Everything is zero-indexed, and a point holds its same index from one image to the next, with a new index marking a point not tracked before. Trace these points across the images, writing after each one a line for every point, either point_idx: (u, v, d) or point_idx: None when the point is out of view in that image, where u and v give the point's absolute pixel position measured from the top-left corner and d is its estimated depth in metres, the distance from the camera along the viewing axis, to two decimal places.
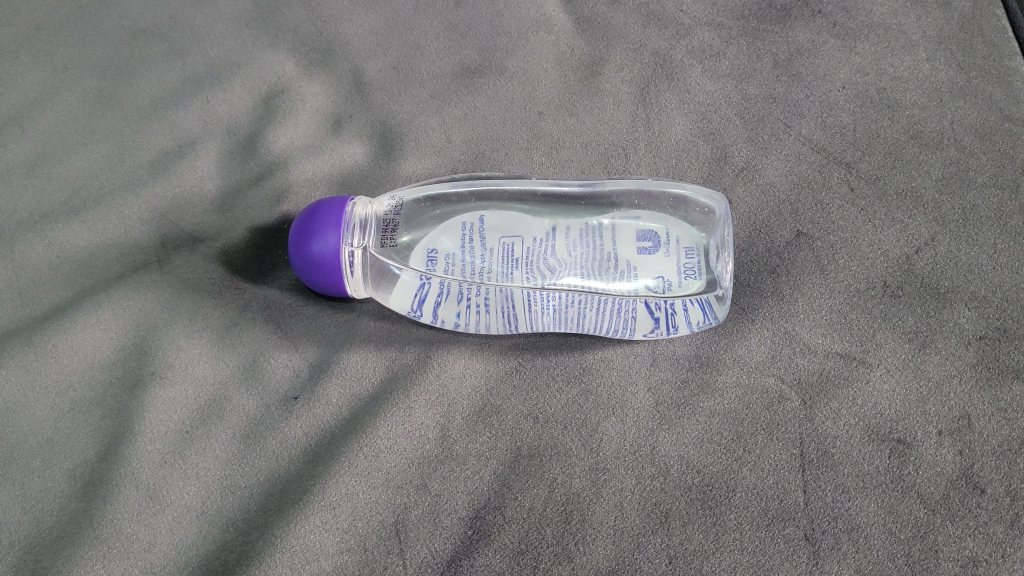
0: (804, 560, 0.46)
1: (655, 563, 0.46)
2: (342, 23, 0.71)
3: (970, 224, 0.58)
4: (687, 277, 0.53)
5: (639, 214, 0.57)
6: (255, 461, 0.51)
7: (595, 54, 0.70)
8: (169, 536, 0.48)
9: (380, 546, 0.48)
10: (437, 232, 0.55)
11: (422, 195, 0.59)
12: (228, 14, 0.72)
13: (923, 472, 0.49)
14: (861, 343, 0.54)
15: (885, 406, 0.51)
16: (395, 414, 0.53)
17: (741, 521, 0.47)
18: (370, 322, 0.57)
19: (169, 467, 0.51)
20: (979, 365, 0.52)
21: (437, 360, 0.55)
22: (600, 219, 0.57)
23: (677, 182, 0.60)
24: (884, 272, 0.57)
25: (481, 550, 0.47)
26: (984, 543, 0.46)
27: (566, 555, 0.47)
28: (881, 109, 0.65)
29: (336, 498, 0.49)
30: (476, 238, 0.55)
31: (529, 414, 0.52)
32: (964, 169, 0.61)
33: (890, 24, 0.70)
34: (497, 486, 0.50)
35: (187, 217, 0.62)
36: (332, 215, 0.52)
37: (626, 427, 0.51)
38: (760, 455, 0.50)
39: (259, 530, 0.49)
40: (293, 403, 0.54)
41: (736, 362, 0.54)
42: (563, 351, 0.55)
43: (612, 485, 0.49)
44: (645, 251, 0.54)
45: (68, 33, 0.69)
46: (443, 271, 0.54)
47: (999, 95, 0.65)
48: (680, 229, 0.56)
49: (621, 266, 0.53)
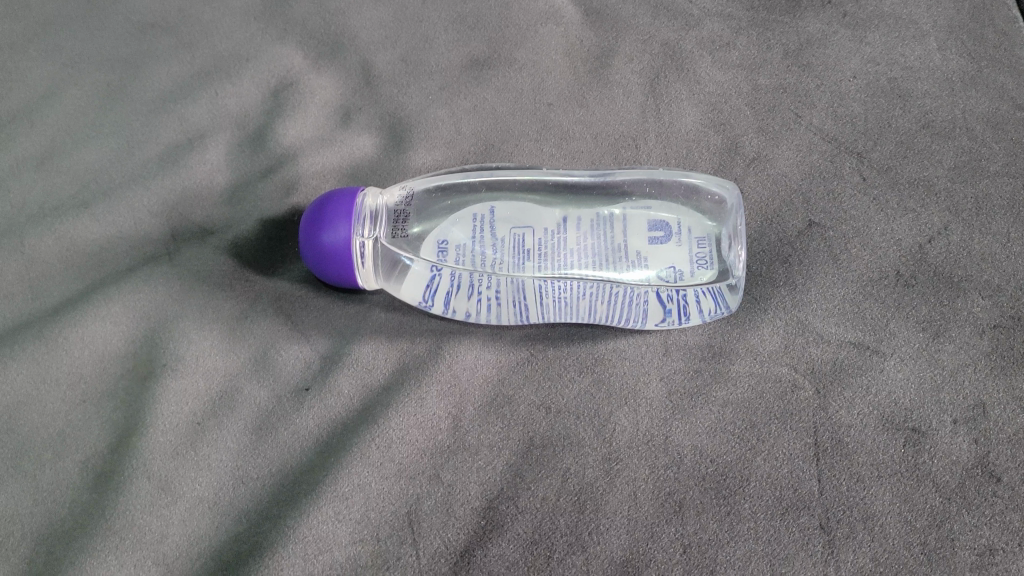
0: (819, 548, 0.46)
1: (670, 552, 0.46)
2: (351, 15, 0.71)
3: (983, 213, 0.58)
4: (699, 266, 0.53)
5: (650, 204, 0.56)
6: (267, 452, 0.51)
7: (603, 45, 0.70)
8: (182, 527, 0.48)
9: (393, 537, 0.48)
10: (448, 222, 0.55)
11: (433, 186, 0.59)
12: (236, 7, 0.71)
13: (938, 460, 0.49)
14: (874, 332, 0.54)
15: (899, 394, 0.51)
16: (406, 406, 0.52)
17: (756, 510, 0.47)
18: (380, 313, 0.57)
19: (182, 458, 0.51)
20: (993, 354, 0.52)
21: (448, 351, 0.55)
22: (611, 208, 0.57)
23: (687, 173, 0.60)
24: (897, 261, 0.56)
25: (495, 540, 0.47)
26: (1000, 531, 0.46)
27: (580, 545, 0.47)
28: (892, 99, 0.65)
29: (348, 489, 0.49)
30: (486, 229, 0.55)
31: (541, 404, 0.52)
32: (976, 158, 0.61)
33: (900, 14, 0.70)
34: (510, 476, 0.49)
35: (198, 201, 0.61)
36: (343, 205, 0.52)
37: (639, 417, 0.51)
38: (774, 444, 0.50)
39: (272, 521, 0.48)
40: (304, 394, 0.54)
41: (750, 352, 0.53)
42: (574, 342, 0.55)
43: (625, 475, 0.49)
44: (657, 241, 0.54)
45: (76, 27, 0.69)
46: (454, 262, 0.53)
47: (1010, 84, 0.65)
48: (692, 218, 0.56)
49: (633, 257, 0.53)
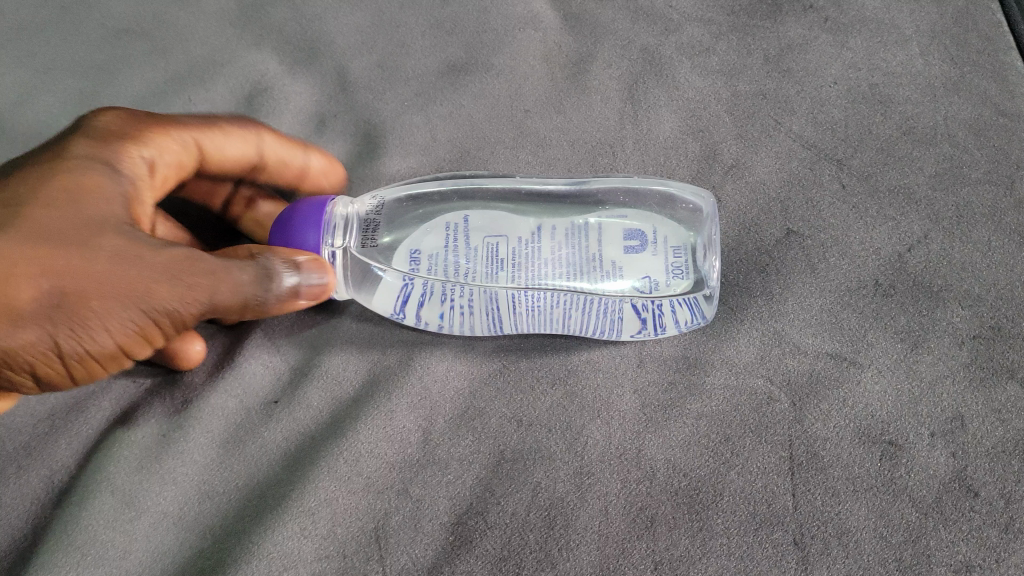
0: (792, 565, 0.45)
1: (640, 569, 0.45)
2: (327, 20, 0.70)
3: (963, 221, 0.57)
4: (674, 276, 0.52)
5: (626, 212, 0.55)
6: (234, 466, 0.50)
7: (582, 50, 0.69)
8: (145, 543, 0.47)
9: (359, 553, 0.47)
10: (420, 232, 0.54)
11: (405, 195, 0.57)
12: (212, 12, 0.71)
13: (915, 474, 0.48)
14: (852, 343, 0.53)
15: (877, 407, 0.50)
16: (376, 418, 0.51)
17: (729, 525, 0.46)
18: (352, 324, 0.56)
19: (146, 472, 0.50)
20: (973, 365, 0.51)
21: (419, 363, 0.54)
22: (586, 217, 0.55)
23: (664, 181, 0.59)
24: (875, 270, 0.56)
25: (463, 557, 0.46)
26: (977, 548, 0.45)
27: (549, 561, 0.46)
28: (873, 105, 0.64)
29: (314, 504, 0.48)
30: (460, 238, 0.53)
31: (513, 417, 0.51)
32: (957, 166, 0.60)
33: (883, 18, 0.69)
34: (479, 491, 0.49)
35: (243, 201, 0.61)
36: (312, 214, 0.52)
37: (612, 430, 0.50)
38: (748, 458, 0.49)
39: (236, 536, 0.48)
40: (273, 407, 0.53)
41: (725, 363, 0.53)
42: (548, 353, 0.54)
43: (597, 489, 0.48)
44: (632, 250, 0.52)
45: (49, 33, 0.69)
46: (426, 271, 0.52)
47: (993, 90, 0.64)
48: (667, 227, 0.54)
49: (609, 267, 0.52)
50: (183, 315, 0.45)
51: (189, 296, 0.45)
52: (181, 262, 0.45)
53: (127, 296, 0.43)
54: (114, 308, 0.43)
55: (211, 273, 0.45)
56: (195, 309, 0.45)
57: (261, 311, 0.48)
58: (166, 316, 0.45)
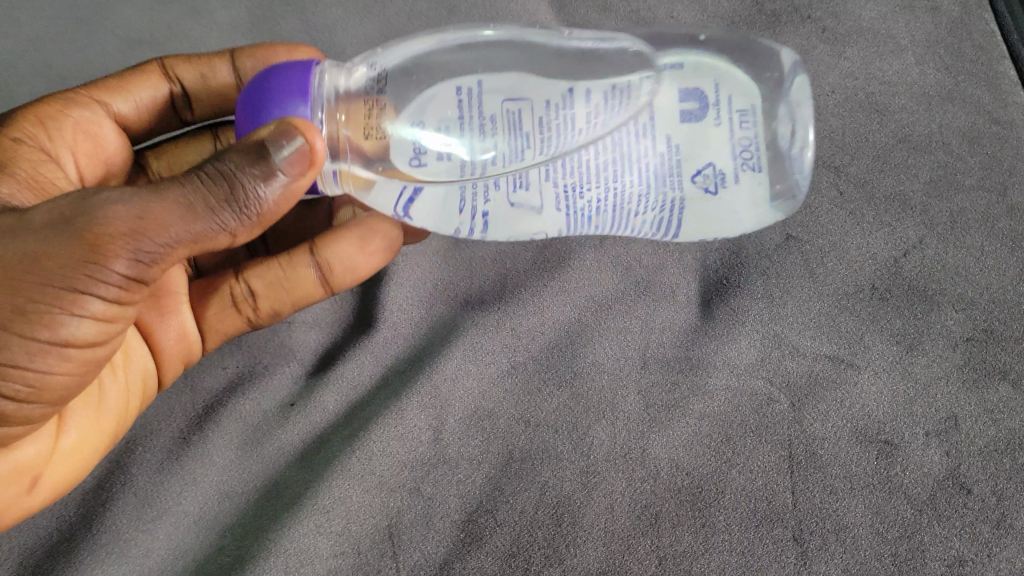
0: (791, 559, 0.47)
1: (644, 564, 0.47)
2: (337, 32, 0.72)
3: (958, 227, 0.59)
4: (743, 150, 0.49)
5: (683, 67, 0.50)
6: (252, 467, 0.52)
7: None
8: (167, 541, 0.49)
9: (373, 549, 0.49)
10: (426, 92, 0.46)
11: (410, 61, 0.47)
12: (224, 23, 0.72)
13: (910, 472, 0.50)
14: (849, 345, 0.54)
15: (873, 407, 0.52)
16: (387, 419, 0.53)
17: (731, 522, 0.48)
18: (364, 328, 0.58)
19: (167, 473, 0.51)
20: (965, 367, 0.53)
21: (431, 364, 0.55)
22: (633, 77, 0.49)
23: (740, 54, 0.55)
24: (872, 275, 0.57)
25: (473, 553, 0.48)
26: (969, 543, 0.47)
27: (557, 557, 0.48)
28: (870, 114, 0.66)
29: (329, 501, 0.50)
30: (474, 107, 0.46)
31: (520, 417, 0.53)
32: (951, 173, 0.62)
33: (879, 29, 0.71)
34: (489, 489, 0.50)
35: (207, 137, 0.62)
36: (293, 79, 0.43)
37: (617, 430, 0.52)
38: (749, 457, 0.50)
39: (255, 534, 0.49)
40: (289, 410, 0.54)
41: (726, 364, 0.54)
42: (554, 355, 0.56)
43: (602, 488, 0.50)
44: (690, 118, 0.49)
45: (65, 42, 0.70)
46: (436, 163, 0.46)
47: (987, 98, 0.66)
48: (730, 86, 0.50)
49: (663, 144, 0.48)
50: (114, 284, 0.39)
51: (107, 257, 0.38)
52: (82, 223, 0.38)
53: (36, 283, 0.38)
54: (26, 303, 0.38)
55: (128, 215, 0.38)
56: (127, 268, 0.39)
57: (220, 239, 0.40)
58: (110, 285, 0.39)
